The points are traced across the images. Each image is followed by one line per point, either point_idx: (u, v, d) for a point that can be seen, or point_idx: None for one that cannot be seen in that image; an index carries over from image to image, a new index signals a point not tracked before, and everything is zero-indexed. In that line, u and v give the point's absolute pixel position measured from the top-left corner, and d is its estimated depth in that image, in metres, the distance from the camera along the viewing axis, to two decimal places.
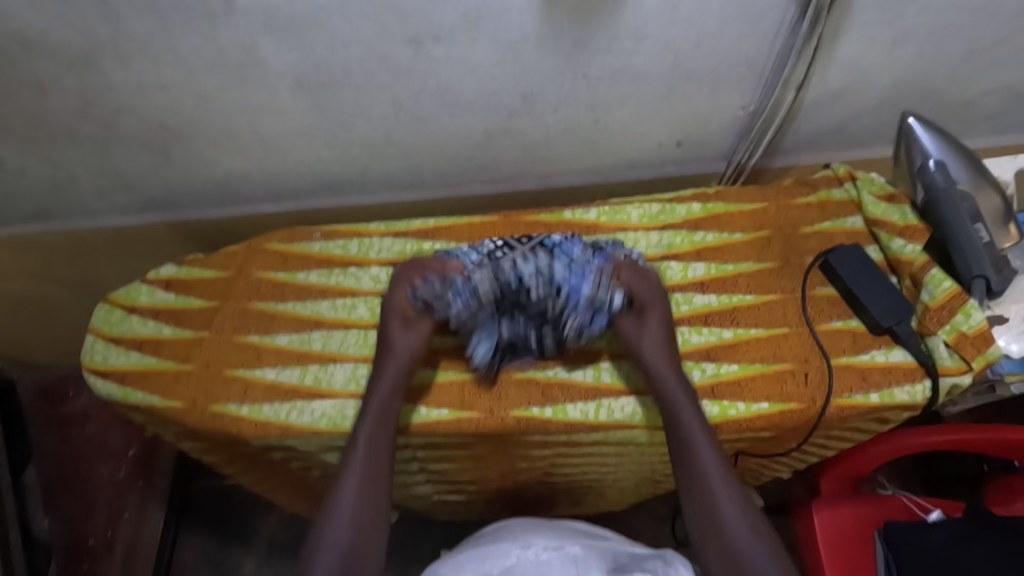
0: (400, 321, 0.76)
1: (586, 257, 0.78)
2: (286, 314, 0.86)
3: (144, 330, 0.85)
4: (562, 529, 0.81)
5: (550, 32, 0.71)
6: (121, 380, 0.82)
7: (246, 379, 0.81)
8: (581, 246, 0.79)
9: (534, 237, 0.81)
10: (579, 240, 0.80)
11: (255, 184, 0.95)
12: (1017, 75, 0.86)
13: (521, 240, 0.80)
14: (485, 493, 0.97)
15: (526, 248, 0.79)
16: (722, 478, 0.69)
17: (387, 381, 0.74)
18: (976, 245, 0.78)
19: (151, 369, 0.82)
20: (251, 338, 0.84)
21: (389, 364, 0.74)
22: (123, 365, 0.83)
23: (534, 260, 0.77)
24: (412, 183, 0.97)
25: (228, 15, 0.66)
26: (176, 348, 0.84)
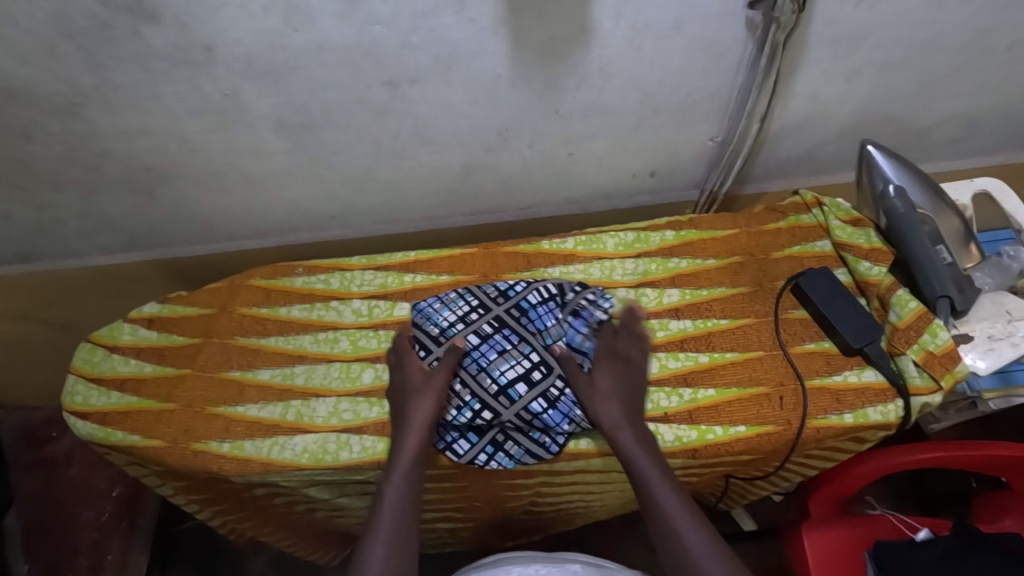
0: (427, 376, 0.76)
1: (562, 325, 0.82)
2: (271, 349, 0.87)
3: (126, 369, 0.86)
4: (564, 560, 0.77)
5: (521, 74, 0.74)
6: (102, 421, 0.81)
7: (228, 414, 0.81)
8: (558, 316, 0.82)
9: (513, 294, 0.83)
10: (556, 310, 0.82)
11: (239, 223, 0.97)
12: (970, 104, 0.90)
13: (498, 298, 0.83)
14: (473, 522, 0.97)
15: (502, 309, 0.82)
16: (678, 506, 0.69)
17: (415, 438, 0.72)
18: (939, 266, 0.80)
19: (132, 408, 0.82)
20: (234, 376, 0.85)
21: (417, 421, 0.73)
22: (103, 405, 0.83)
23: (514, 360, 0.79)
24: (394, 217, 0.99)
25: (209, 62, 0.69)
26: (157, 387, 0.84)
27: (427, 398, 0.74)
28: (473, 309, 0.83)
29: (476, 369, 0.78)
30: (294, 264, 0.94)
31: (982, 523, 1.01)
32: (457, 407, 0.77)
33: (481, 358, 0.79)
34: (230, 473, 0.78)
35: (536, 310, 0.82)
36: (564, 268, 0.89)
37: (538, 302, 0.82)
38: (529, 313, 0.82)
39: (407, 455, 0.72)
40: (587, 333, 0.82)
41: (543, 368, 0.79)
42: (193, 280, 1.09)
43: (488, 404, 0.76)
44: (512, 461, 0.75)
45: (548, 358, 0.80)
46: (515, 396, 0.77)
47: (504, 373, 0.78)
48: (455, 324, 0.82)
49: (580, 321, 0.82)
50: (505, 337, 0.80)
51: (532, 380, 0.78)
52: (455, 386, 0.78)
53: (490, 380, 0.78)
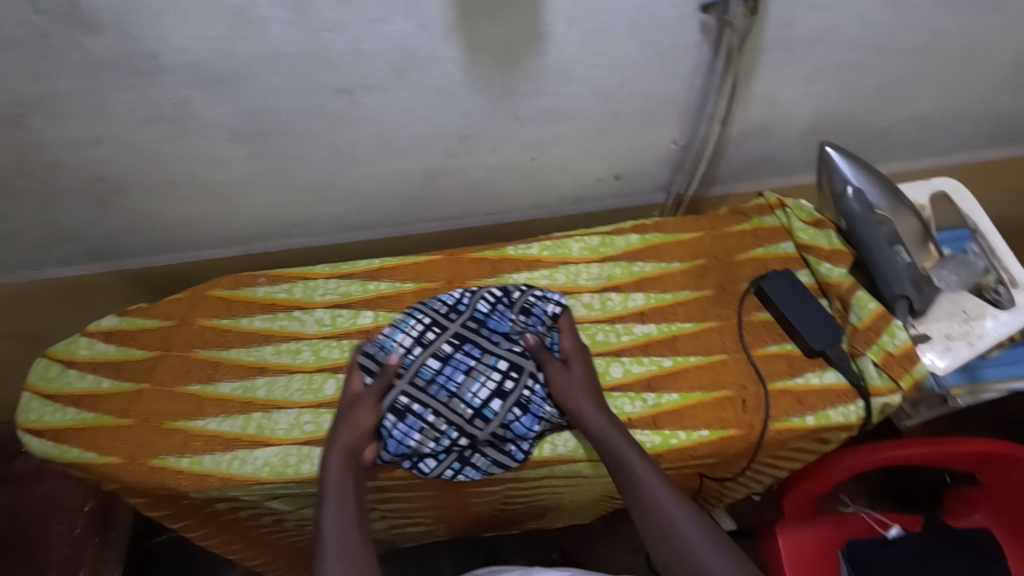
0: (352, 404, 0.74)
1: (519, 325, 0.80)
2: (230, 362, 0.85)
3: (82, 384, 0.84)
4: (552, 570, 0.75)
5: (477, 80, 0.74)
6: (57, 439, 0.79)
7: (188, 428, 0.80)
8: (511, 319, 0.80)
9: (466, 305, 0.81)
10: (507, 313, 0.81)
11: (201, 232, 0.95)
12: (928, 104, 0.90)
13: (451, 314, 0.81)
14: (444, 523, 0.96)
15: (459, 323, 0.80)
16: (661, 485, 0.68)
17: (338, 460, 0.69)
18: (897, 268, 0.81)
19: (88, 425, 0.80)
20: (195, 388, 0.83)
21: (337, 444, 0.70)
22: (59, 422, 0.81)
23: (484, 377, 0.76)
24: (359, 224, 0.98)
25: (155, 71, 0.67)
26: (115, 402, 0.82)
27: (347, 423, 0.72)
28: (428, 329, 0.80)
29: (448, 396, 0.75)
30: (256, 274, 0.92)
31: (952, 518, 1.02)
32: (434, 439, 0.74)
33: (448, 382, 0.76)
34: (190, 489, 0.76)
35: (492, 317, 0.80)
36: (529, 274, 0.88)
37: (489, 309, 0.81)
38: (487, 322, 0.80)
39: (335, 474, 0.68)
40: (546, 323, 0.81)
41: (513, 375, 0.77)
42: (156, 290, 1.07)
43: (465, 431, 0.74)
44: (479, 473, 0.74)
45: (514, 360, 0.78)
46: (491, 415, 0.74)
47: (476, 394, 0.75)
48: (413, 350, 0.78)
49: (533, 319, 0.81)
50: (466, 354, 0.77)
51: (504, 394, 0.76)
52: (428, 417, 0.74)
53: (464, 405, 0.75)
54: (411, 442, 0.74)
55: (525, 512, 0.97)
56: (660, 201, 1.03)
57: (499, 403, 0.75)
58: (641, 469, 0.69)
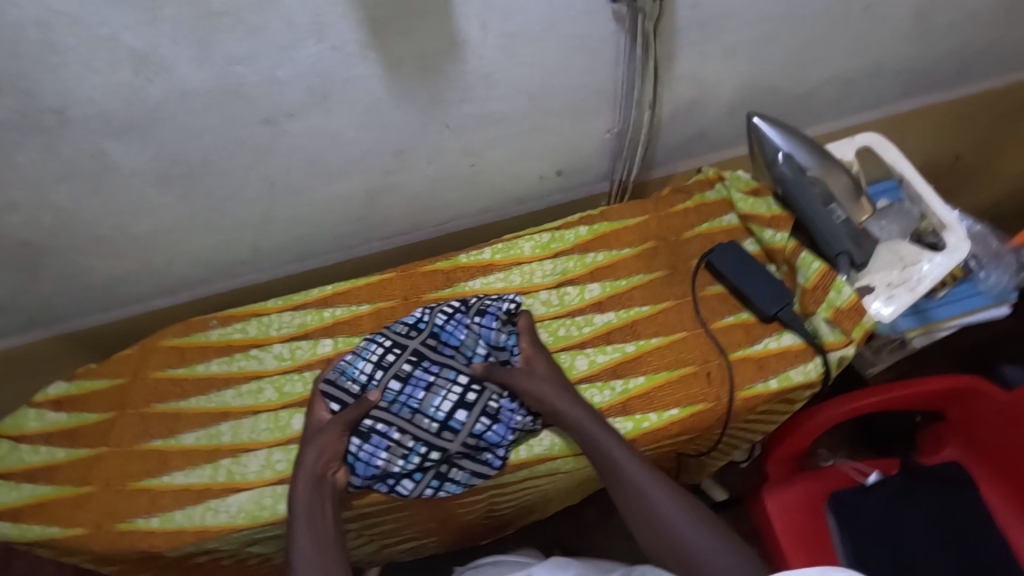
0: (317, 429, 0.73)
1: (474, 332, 0.79)
2: (189, 411, 0.82)
3: (36, 458, 0.80)
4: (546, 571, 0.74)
5: (401, 94, 0.73)
6: (15, 518, 0.76)
7: (154, 486, 0.77)
8: (466, 326, 0.79)
9: (422, 322, 0.80)
10: (463, 320, 0.79)
11: (143, 283, 0.92)
12: (842, 65, 0.94)
13: (410, 332, 0.79)
14: (436, 535, 0.95)
15: (417, 341, 0.78)
16: (640, 469, 0.69)
17: (305, 491, 0.68)
18: (833, 225, 0.83)
19: (46, 499, 0.77)
20: (155, 443, 0.80)
21: (303, 471, 0.69)
22: (14, 501, 0.77)
23: (445, 390, 0.75)
24: (308, 252, 0.97)
25: (63, 126, 0.65)
26: (73, 471, 0.79)
27: (311, 446, 0.71)
28: (389, 351, 0.78)
29: (410, 412, 0.74)
30: (207, 317, 0.90)
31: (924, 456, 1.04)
32: (403, 456, 0.73)
33: (410, 400, 0.75)
34: (162, 548, 0.74)
35: (448, 328, 0.79)
36: (484, 279, 0.88)
37: (445, 320, 0.79)
38: (441, 334, 0.79)
39: (302, 504, 0.67)
40: (496, 326, 0.78)
41: (475, 386, 0.76)
42: (105, 349, 1.03)
43: (433, 445, 0.73)
44: (460, 487, 0.74)
45: (473, 373, 0.76)
46: (458, 426, 0.74)
47: (439, 408, 0.74)
48: (375, 373, 0.77)
49: (488, 317, 0.79)
50: (425, 370, 0.76)
51: (468, 404, 0.75)
52: (394, 434, 0.73)
53: (428, 420, 0.74)
54: (379, 462, 0.72)
55: (515, 512, 0.97)
56: (605, 189, 1.05)
57: (465, 414, 0.74)
58: (621, 455, 0.70)
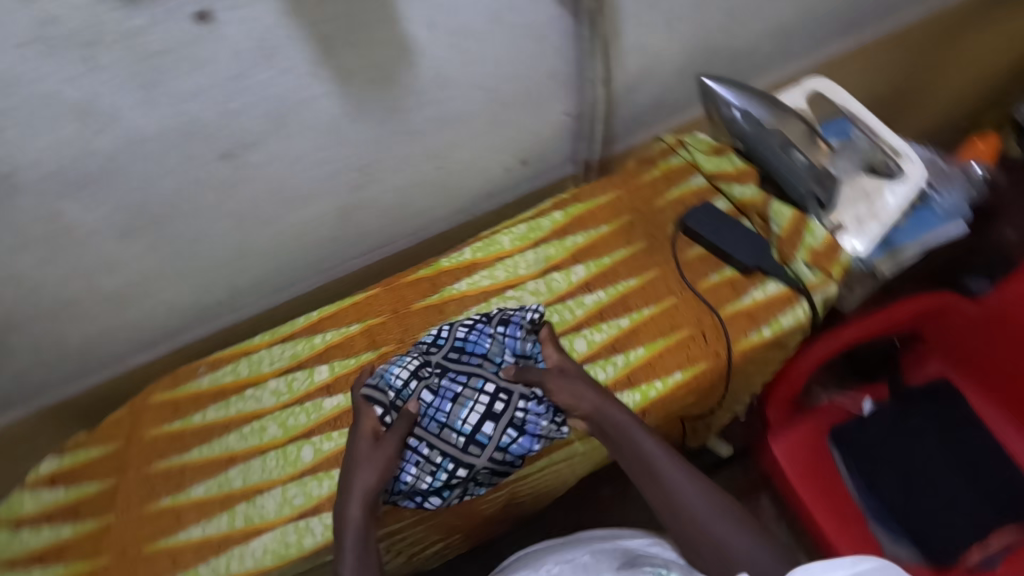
0: (371, 446, 0.66)
1: (499, 341, 0.73)
2: (193, 466, 0.80)
3: (40, 540, 0.77)
4: (564, 548, 0.75)
5: (358, 106, 0.72)
6: None
7: (174, 545, 0.75)
8: (490, 334, 0.74)
9: (445, 332, 0.75)
10: (488, 325, 0.75)
11: (121, 342, 0.89)
12: (774, 15, 0.96)
13: (437, 342, 0.74)
14: (463, 534, 0.95)
15: (445, 347, 0.73)
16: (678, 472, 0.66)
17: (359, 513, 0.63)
18: (798, 169, 0.86)
19: None
20: (165, 502, 0.78)
21: (355, 491, 0.64)
22: None
23: (472, 401, 0.68)
24: (287, 282, 0.95)
25: (14, 192, 0.62)
26: (82, 547, 0.76)
27: (362, 467, 0.64)
28: (422, 362, 0.72)
29: (438, 426, 0.68)
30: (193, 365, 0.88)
31: (911, 374, 1.05)
32: (431, 472, 0.68)
33: (436, 413, 0.68)
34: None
35: (475, 336, 0.74)
36: (470, 279, 0.87)
37: (467, 331, 0.75)
38: (466, 346, 0.73)
39: (358, 527, 0.63)
40: (520, 335, 0.73)
41: (503, 396, 0.69)
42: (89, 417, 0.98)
43: (460, 461, 0.68)
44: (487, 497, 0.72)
45: (501, 383, 0.70)
46: (485, 440, 0.68)
47: (466, 420, 0.68)
48: (409, 382, 0.70)
49: (512, 327, 0.75)
50: (450, 380, 0.70)
51: (496, 415, 0.69)
52: (423, 449, 0.68)
53: (455, 434, 0.68)
54: (408, 477, 0.69)
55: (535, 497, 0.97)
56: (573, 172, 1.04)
57: (494, 426, 0.68)
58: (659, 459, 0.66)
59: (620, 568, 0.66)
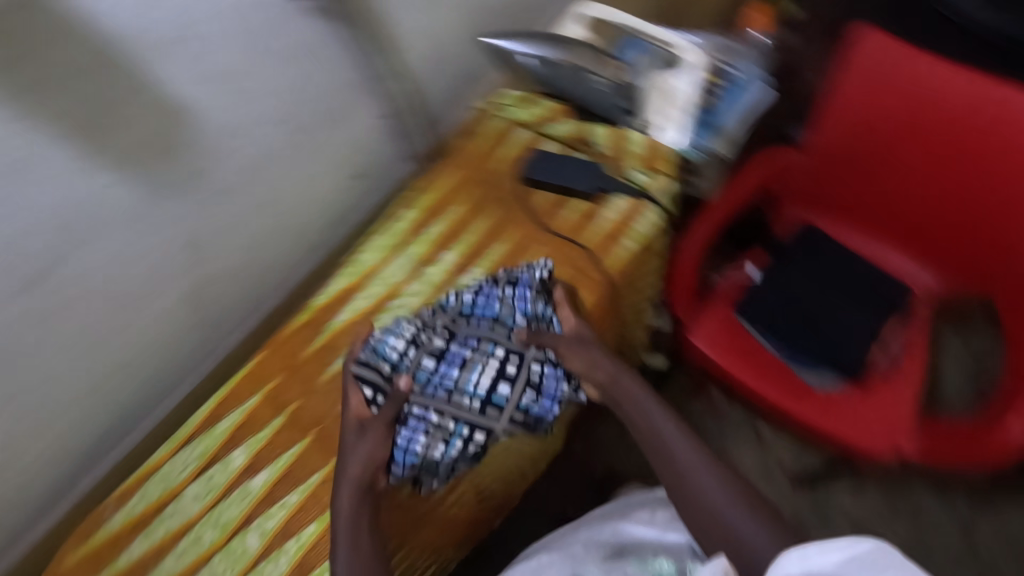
0: (360, 432, 0.81)
1: (506, 308, 0.90)
2: (336, 330, 0.98)
3: (216, 431, 0.94)
4: (611, 524, 0.88)
5: None
6: (196, 479, 0.91)
7: (317, 380, 0.95)
8: (503, 306, 0.91)
9: (498, 279, 0.93)
10: (523, 291, 0.91)
11: (322, 203, 1.06)
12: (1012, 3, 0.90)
13: (455, 301, 0.92)
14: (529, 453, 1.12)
15: (486, 291, 0.92)
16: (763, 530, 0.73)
17: (631, 405, 0.85)
18: None
19: (229, 431, 0.93)
20: (315, 345, 0.98)
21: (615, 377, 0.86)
22: (186, 477, 0.91)
23: (484, 365, 0.86)
24: (459, 188, 1.09)
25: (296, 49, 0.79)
26: (247, 385, 0.96)
27: (355, 456, 0.79)
28: (451, 321, 0.90)
29: (446, 393, 0.84)
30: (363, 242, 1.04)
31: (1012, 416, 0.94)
32: (444, 439, 0.82)
33: (444, 380, 0.85)
34: (312, 450, 0.90)
35: (481, 303, 0.91)
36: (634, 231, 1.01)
37: (473, 298, 0.92)
38: (473, 308, 0.91)
39: (629, 405, 0.86)
40: (530, 297, 0.91)
41: (515, 359, 0.87)
42: None
43: (477, 423, 0.83)
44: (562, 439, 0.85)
45: (513, 346, 0.88)
46: (500, 402, 0.85)
47: (476, 385, 0.85)
48: (405, 352, 0.86)
49: (519, 292, 0.91)
50: (461, 345, 0.88)
51: (506, 378, 0.86)
52: (432, 418, 0.83)
53: (466, 397, 0.84)
54: (418, 448, 0.82)
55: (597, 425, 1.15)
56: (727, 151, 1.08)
57: (507, 387, 0.85)
58: (748, 516, 0.74)
59: (605, 558, 0.80)
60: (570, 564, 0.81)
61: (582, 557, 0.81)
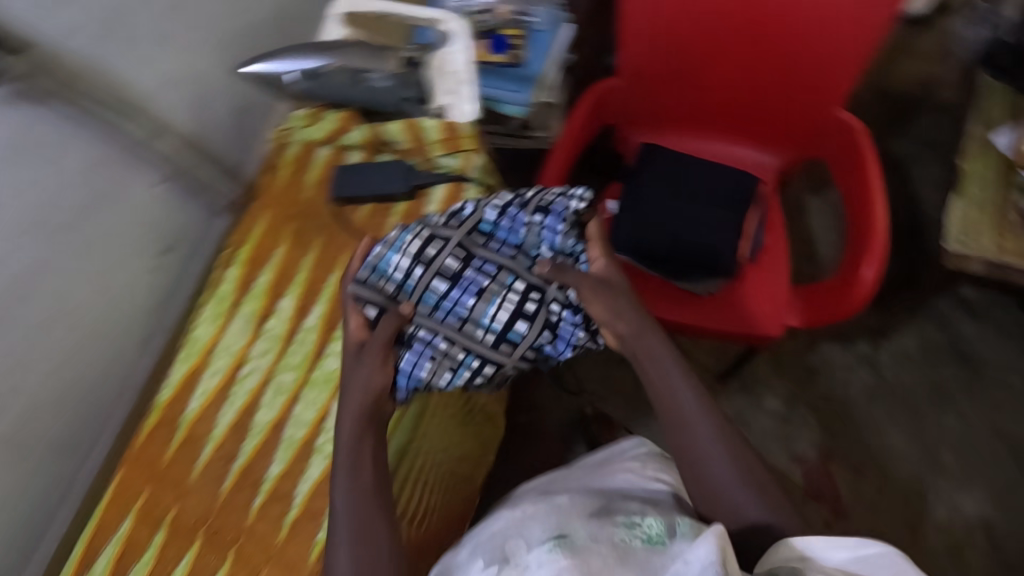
0: (359, 356, 0.67)
1: (531, 229, 0.73)
2: (204, 347, 0.71)
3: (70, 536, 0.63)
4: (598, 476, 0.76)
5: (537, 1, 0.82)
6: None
7: (189, 481, 0.65)
8: (522, 226, 0.73)
9: (518, 201, 0.74)
10: (523, 215, 0.73)
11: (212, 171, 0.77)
12: None
13: (473, 218, 0.73)
14: None
15: (521, 213, 0.73)
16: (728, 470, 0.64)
17: (659, 349, 0.70)
18: None
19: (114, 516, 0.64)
20: (176, 446, 0.66)
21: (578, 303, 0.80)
22: None
23: (504, 296, 0.71)
24: None
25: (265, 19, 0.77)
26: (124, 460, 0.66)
27: (352, 382, 0.65)
28: (488, 228, 0.73)
29: (460, 321, 0.69)
30: (255, 212, 0.77)
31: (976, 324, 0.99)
32: (450, 368, 0.69)
33: (458, 307, 0.70)
34: (205, 556, 0.63)
35: (500, 228, 0.73)
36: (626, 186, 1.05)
37: (496, 218, 0.73)
38: (496, 233, 0.73)
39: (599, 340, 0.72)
40: (560, 231, 0.73)
41: (534, 297, 0.71)
42: None
43: (489, 358, 0.70)
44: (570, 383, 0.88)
45: (533, 280, 0.72)
46: (516, 339, 0.70)
47: (495, 317, 0.70)
48: (412, 272, 0.70)
49: (551, 219, 0.73)
50: (477, 271, 0.71)
51: (527, 314, 0.70)
52: (441, 344, 0.69)
53: (482, 330, 0.70)
54: (423, 374, 0.68)
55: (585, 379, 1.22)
56: None
57: (528, 323, 0.70)
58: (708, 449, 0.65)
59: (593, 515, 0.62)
60: (555, 519, 0.61)
61: (566, 511, 0.63)
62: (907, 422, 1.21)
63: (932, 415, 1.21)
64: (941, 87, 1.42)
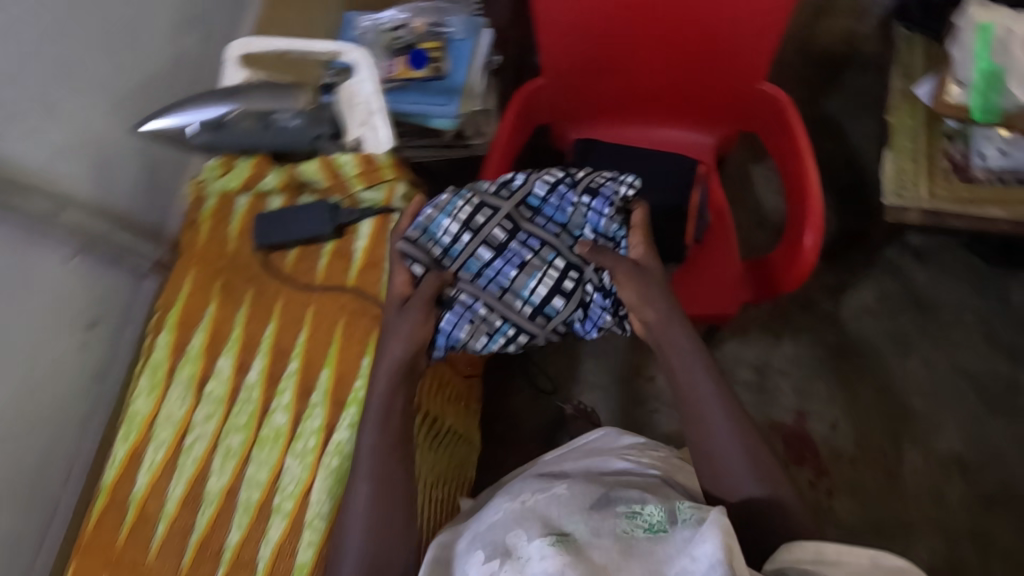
0: (402, 310, 0.68)
1: (577, 209, 0.73)
2: (144, 420, 0.68)
3: None
4: (600, 460, 0.78)
5: None
6: None
7: (146, 562, 0.63)
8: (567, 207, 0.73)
9: (572, 179, 0.74)
10: (573, 194, 0.73)
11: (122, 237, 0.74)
12: None
13: (519, 193, 0.74)
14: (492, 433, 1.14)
15: (572, 193, 0.73)
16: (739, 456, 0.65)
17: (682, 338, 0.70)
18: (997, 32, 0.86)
19: None
20: (127, 529, 0.64)
21: None
22: None
23: (542, 271, 0.71)
24: None
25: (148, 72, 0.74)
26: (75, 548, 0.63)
27: (395, 336, 0.66)
28: (539, 199, 0.74)
29: (500, 290, 0.70)
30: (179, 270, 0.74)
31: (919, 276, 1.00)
32: (486, 334, 0.69)
33: (499, 276, 0.70)
34: None
35: (548, 206, 0.74)
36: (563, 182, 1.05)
37: (546, 194, 0.74)
38: (542, 210, 0.73)
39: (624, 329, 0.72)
40: (607, 214, 0.72)
41: (574, 275, 0.71)
42: None
43: (523, 328, 0.70)
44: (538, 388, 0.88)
45: (573, 259, 0.72)
46: (551, 313, 0.70)
47: (535, 291, 0.70)
48: (459, 237, 0.71)
49: (599, 201, 0.72)
50: (522, 245, 0.72)
51: (565, 292, 0.70)
52: (480, 309, 0.69)
53: (521, 300, 0.70)
54: (461, 336, 0.69)
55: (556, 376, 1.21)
56: None
57: (564, 299, 0.70)
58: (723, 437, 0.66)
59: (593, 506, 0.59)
60: (554, 514, 0.59)
61: (565, 504, 0.60)
62: (873, 371, 1.24)
63: (895, 361, 1.24)
64: (862, 41, 1.44)
